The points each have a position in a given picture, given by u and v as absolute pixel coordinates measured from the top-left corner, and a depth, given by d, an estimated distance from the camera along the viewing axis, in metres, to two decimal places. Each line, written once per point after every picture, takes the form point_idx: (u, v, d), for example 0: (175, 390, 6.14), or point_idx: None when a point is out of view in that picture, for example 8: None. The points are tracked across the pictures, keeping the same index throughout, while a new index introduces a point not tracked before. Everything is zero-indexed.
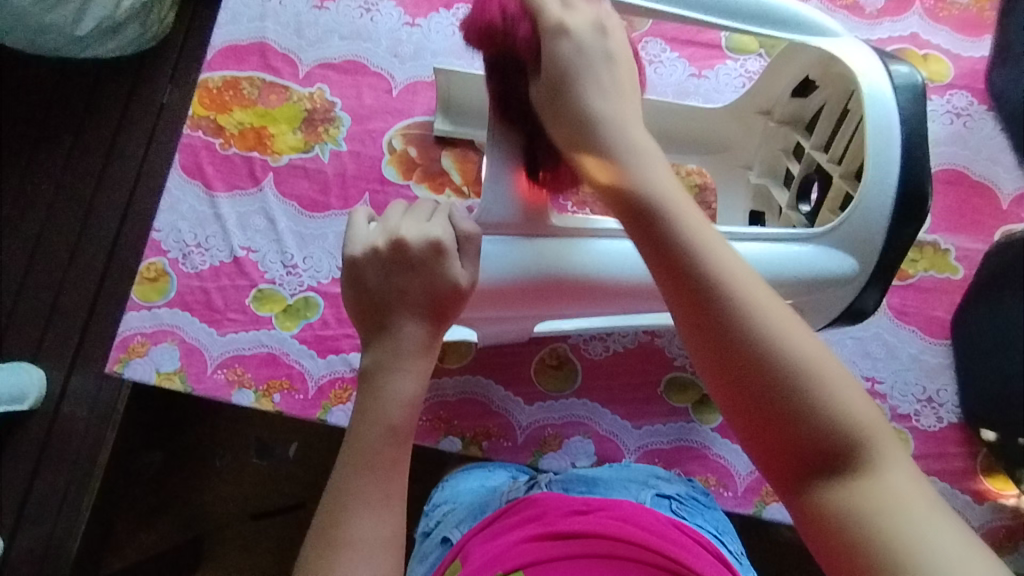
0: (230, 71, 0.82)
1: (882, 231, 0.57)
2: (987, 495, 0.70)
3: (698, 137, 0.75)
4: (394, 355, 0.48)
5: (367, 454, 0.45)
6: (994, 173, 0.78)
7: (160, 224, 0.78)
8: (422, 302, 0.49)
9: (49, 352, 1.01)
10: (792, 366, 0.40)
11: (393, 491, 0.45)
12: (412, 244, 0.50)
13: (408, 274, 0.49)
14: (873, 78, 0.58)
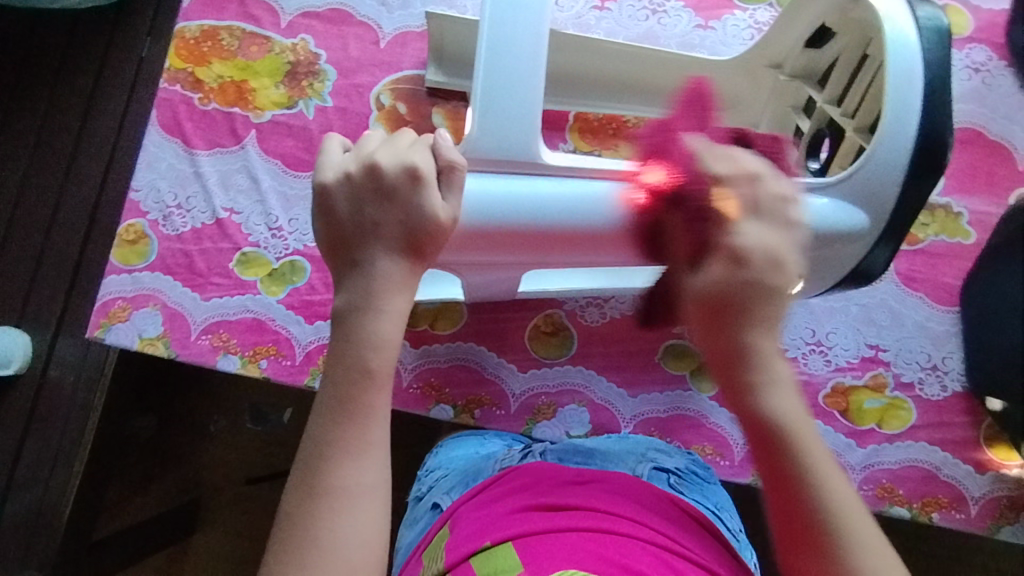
0: (207, 20, 0.78)
1: (896, 184, 0.54)
2: (989, 465, 0.69)
3: (704, 93, 0.71)
4: (366, 294, 0.45)
5: (346, 399, 0.44)
6: (1012, 133, 0.75)
7: (138, 184, 0.75)
8: (397, 236, 0.46)
9: (34, 316, 0.99)
10: (779, 424, 0.45)
11: (371, 439, 0.44)
12: (388, 173, 0.46)
13: (382, 206, 0.46)
14: (896, 20, 0.54)
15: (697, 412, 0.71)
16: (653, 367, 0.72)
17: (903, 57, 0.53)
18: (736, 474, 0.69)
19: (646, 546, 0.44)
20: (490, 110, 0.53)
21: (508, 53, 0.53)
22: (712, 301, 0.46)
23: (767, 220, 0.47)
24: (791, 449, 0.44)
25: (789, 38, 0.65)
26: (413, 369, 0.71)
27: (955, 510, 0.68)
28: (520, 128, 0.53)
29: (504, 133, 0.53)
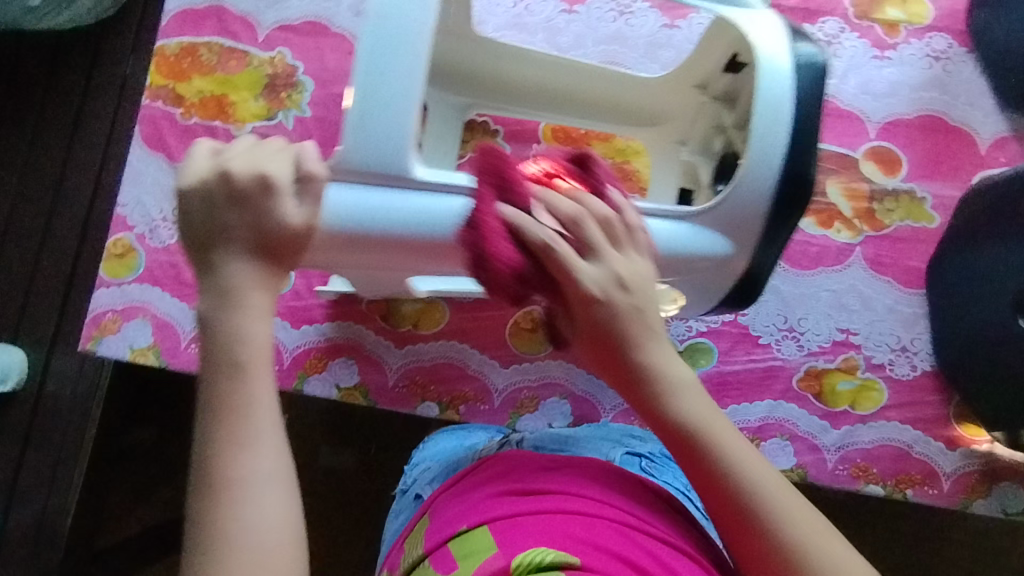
0: (187, 37, 0.80)
1: (760, 214, 0.56)
2: (960, 441, 0.71)
3: (640, 109, 0.73)
4: (229, 298, 0.42)
5: (223, 399, 0.40)
6: (973, 118, 0.77)
7: (124, 199, 0.77)
8: (252, 242, 0.43)
9: (29, 333, 1.01)
10: (687, 426, 0.44)
11: (262, 426, 0.40)
12: (245, 173, 0.43)
13: (233, 208, 0.42)
14: (773, 53, 0.55)
15: None
16: None
17: (775, 91, 0.55)
18: None
19: (612, 525, 0.46)
20: (363, 122, 0.50)
21: (385, 65, 0.50)
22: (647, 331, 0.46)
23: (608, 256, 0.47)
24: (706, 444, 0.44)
25: (708, 61, 0.66)
26: (398, 368, 0.74)
27: (928, 486, 0.70)
28: (391, 142, 0.50)
29: (378, 147, 0.50)
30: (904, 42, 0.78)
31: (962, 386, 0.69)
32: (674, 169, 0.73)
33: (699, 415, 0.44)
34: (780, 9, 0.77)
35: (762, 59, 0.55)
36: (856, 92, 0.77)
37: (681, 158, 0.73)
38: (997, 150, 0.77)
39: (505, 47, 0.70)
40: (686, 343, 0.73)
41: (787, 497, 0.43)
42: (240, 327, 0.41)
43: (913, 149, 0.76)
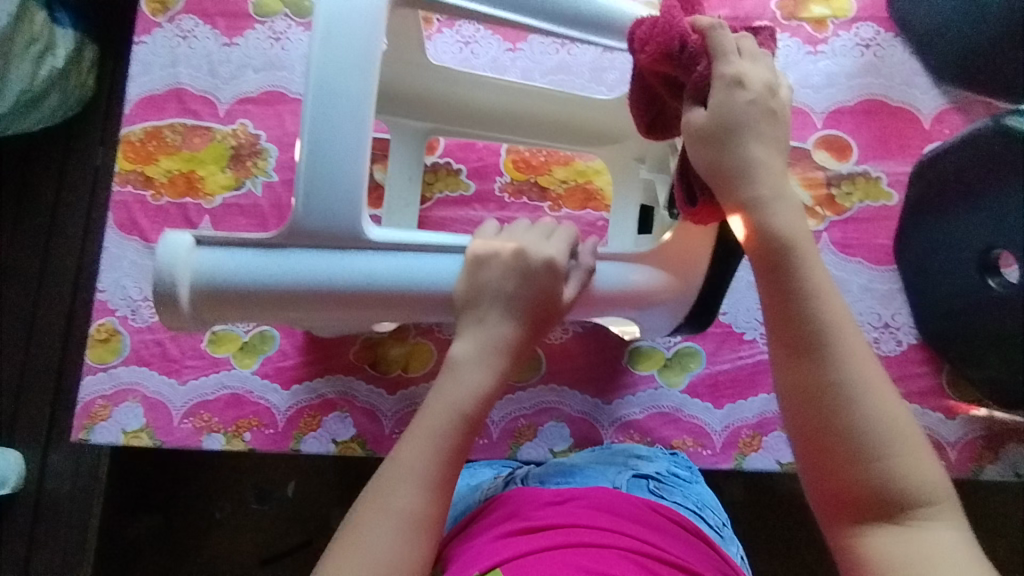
0: (150, 122, 0.82)
1: None
2: (958, 409, 0.71)
3: (591, 129, 0.75)
4: (485, 355, 0.54)
5: (434, 441, 0.51)
6: (912, 96, 0.80)
7: (104, 284, 0.78)
8: (537, 302, 0.55)
9: (24, 432, 1.01)
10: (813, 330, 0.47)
11: (420, 468, 0.50)
12: (527, 248, 0.56)
13: (501, 278, 0.55)
14: None
15: (672, 406, 0.73)
16: (621, 372, 0.74)
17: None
18: (720, 461, 0.71)
19: (624, 552, 0.45)
20: (315, 191, 0.52)
21: (332, 130, 0.51)
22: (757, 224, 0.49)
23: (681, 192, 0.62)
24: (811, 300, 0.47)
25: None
26: (394, 414, 0.75)
27: (934, 458, 0.70)
28: (345, 207, 0.52)
29: (335, 219, 0.52)
30: (834, 35, 0.81)
31: (948, 354, 0.70)
32: (635, 187, 0.74)
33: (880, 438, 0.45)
34: (711, 22, 0.81)
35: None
36: (797, 87, 0.80)
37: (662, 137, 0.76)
38: (940, 123, 0.80)
39: (458, 74, 0.71)
40: (673, 348, 0.74)
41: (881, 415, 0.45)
42: (470, 376, 0.53)
43: (860, 134, 0.79)
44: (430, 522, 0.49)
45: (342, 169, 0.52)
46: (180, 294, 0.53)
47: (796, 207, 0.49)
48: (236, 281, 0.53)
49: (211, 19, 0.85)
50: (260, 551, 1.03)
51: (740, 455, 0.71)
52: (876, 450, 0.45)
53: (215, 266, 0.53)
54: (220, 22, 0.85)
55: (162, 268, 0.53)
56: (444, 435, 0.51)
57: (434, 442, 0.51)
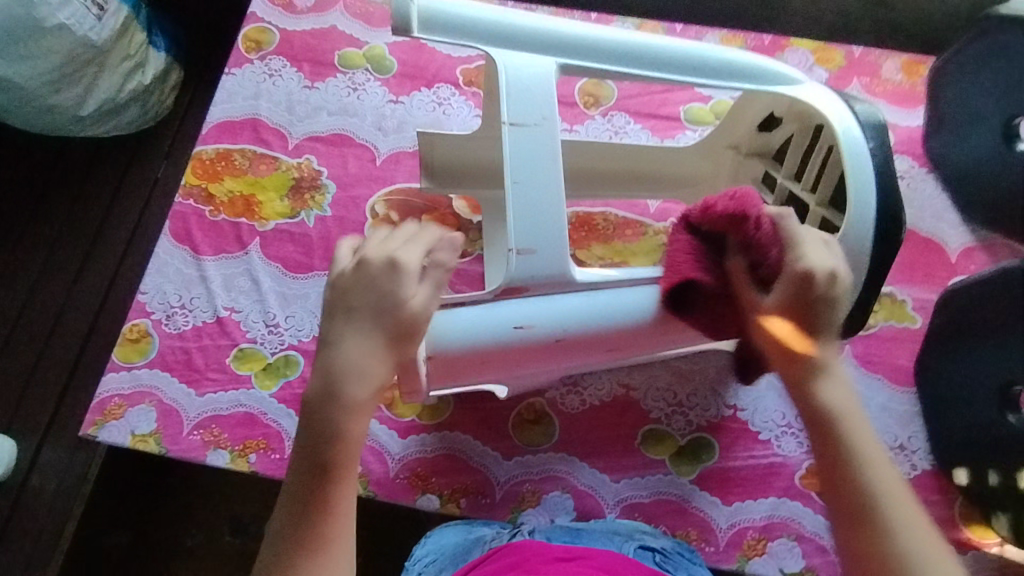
0: (223, 144, 0.88)
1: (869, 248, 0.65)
2: (969, 544, 0.70)
3: (676, 176, 0.84)
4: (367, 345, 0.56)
5: (304, 474, 0.55)
6: (941, 230, 0.84)
7: (146, 286, 0.80)
8: (384, 334, 0.57)
9: (23, 422, 1.01)
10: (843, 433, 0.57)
11: (313, 493, 0.54)
12: (355, 296, 0.57)
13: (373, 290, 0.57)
14: (843, 121, 0.67)
15: (679, 495, 0.72)
16: (633, 453, 0.74)
17: (857, 146, 0.66)
18: (721, 560, 0.70)
19: None
20: (520, 171, 0.62)
21: (531, 135, 0.62)
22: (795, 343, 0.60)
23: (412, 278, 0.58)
24: (854, 466, 0.56)
25: (741, 126, 0.81)
26: (401, 458, 0.73)
27: None
28: (546, 187, 0.62)
29: (540, 193, 0.62)
30: None
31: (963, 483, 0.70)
32: None
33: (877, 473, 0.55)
34: None
35: (842, 134, 0.66)
36: None
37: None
38: (966, 259, 0.83)
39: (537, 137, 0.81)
40: (688, 437, 0.74)
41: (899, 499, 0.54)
42: (348, 396, 0.56)
43: None
44: (326, 537, 0.54)
45: (540, 162, 0.62)
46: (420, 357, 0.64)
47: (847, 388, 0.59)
48: (460, 342, 0.63)
49: (298, 63, 0.92)
50: None
51: (743, 557, 0.70)
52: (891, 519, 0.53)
53: (442, 327, 0.63)
54: (306, 67, 0.92)
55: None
56: (323, 456, 0.55)
57: (310, 478, 0.55)
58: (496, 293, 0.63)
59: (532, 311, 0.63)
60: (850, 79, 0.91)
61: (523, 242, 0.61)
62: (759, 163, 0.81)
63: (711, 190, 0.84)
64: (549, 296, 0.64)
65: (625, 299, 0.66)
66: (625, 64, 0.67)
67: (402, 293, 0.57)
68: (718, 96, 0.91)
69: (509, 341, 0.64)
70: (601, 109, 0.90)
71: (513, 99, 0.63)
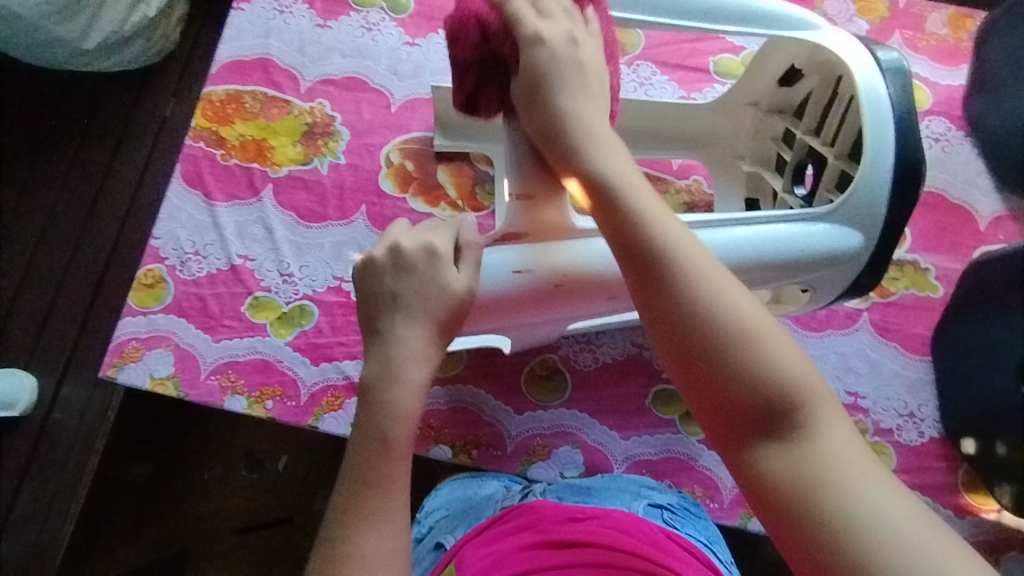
0: (234, 85, 0.85)
1: (883, 203, 0.62)
2: (968, 509, 0.72)
3: (700, 134, 0.82)
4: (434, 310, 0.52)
5: (361, 462, 0.48)
6: (972, 196, 0.81)
7: (159, 231, 0.80)
8: (436, 313, 0.53)
9: (41, 358, 1.02)
10: (728, 316, 0.44)
11: (388, 480, 0.47)
12: (403, 287, 0.53)
13: (433, 276, 0.53)
14: (868, 74, 0.63)
15: (686, 454, 0.73)
16: (643, 412, 0.75)
17: (877, 101, 0.62)
18: (725, 516, 0.72)
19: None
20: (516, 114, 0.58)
21: None
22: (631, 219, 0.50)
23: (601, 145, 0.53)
24: (726, 340, 0.43)
25: (760, 81, 0.76)
26: None
27: None
28: None
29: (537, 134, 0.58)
30: None
31: (970, 452, 0.71)
32: (738, 180, 0.81)
33: (751, 340, 0.43)
34: None
35: (863, 87, 0.62)
36: None
37: (743, 171, 0.81)
38: (996, 228, 0.81)
39: None
40: None
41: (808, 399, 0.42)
42: (406, 376, 0.50)
43: (918, 223, 0.80)
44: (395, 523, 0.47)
45: None
46: None
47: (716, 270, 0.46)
48: None
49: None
50: (239, 520, 1.01)
51: (746, 514, 0.72)
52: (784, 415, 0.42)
53: None
54: (318, 5, 0.88)
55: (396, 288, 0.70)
56: (393, 437, 0.49)
57: (375, 465, 0.48)
58: (492, 239, 0.59)
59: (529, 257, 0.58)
60: (890, 33, 0.86)
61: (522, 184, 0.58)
62: (778, 120, 0.77)
63: (732, 149, 0.81)
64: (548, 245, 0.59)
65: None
66: (652, 13, 0.65)
67: (450, 277, 0.53)
68: (750, 47, 0.87)
69: (504, 285, 0.57)
70: (625, 58, 0.86)
71: None
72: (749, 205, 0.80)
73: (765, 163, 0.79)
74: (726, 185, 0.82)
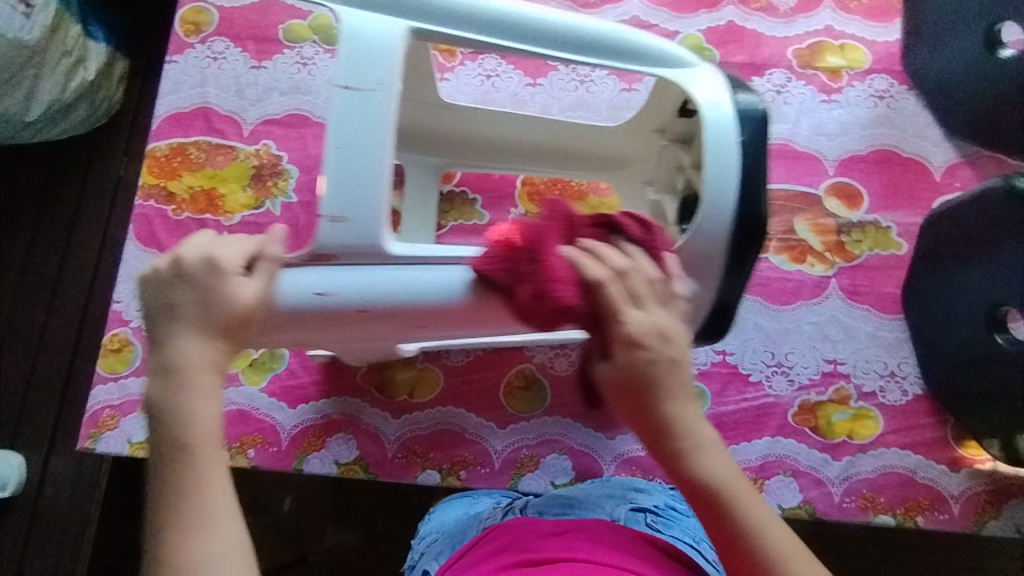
0: (177, 138, 0.84)
1: (724, 244, 0.61)
2: (961, 462, 0.71)
3: (604, 155, 0.79)
4: (217, 325, 0.46)
5: (171, 472, 0.42)
6: (923, 148, 0.81)
7: (120, 295, 0.79)
8: (219, 326, 0.46)
9: (26, 436, 1.01)
10: (710, 486, 0.47)
11: (207, 487, 0.42)
12: (182, 302, 0.46)
13: (209, 293, 0.47)
14: (715, 104, 0.61)
15: None
16: None
17: (722, 131, 0.61)
18: None
19: None
20: (345, 140, 0.53)
21: (364, 96, 0.53)
22: (623, 374, 0.48)
23: (648, 304, 0.50)
24: (734, 519, 0.46)
25: (664, 107, 0.74)
26: (397, 438, 0.74)
27: (937, 511, 0.70)
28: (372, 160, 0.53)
29: (360, 170, 0.53)
30: (848, 85, 0.83)
31: (955, 405, 0.71)
32: (643, 207, 0.78)
33: (716, 466, 0.47)
34: (728, 66, 0.83)
35: (706, 114, 0.61)
36: (811, 135, 0.81)
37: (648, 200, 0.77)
38: (951, 176, 0.81)
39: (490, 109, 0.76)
40: None
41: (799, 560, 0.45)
42: (190, 395, 0.44)
43: (873, 182, 0.80)
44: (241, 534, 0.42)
45: (371, 137, 0.53)
46: None
47: (718, 448, 0.48)
48: None
49: (242, 42, 0.88)
50: None
51: None
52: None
53: None
54: (250, 46, 0.87)
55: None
56: (205, 456, 0.43)
57: (183, 483, 0.42)
58: (302, 259, 0.54)
59: (338, 280, 0.55)
60: None
61: (334, 207, 0.53)
62: (680, 150, 0.73)
63: (641, 173, 0.78)
64: (360, 266, 0.55)
65: (440, 276, 0.56)
66: (510, 37, 0.59)
67: (231, 290, 0.47)
68: (685, 30, 0.85)
69: (304, 310, 0.55)
70: (564, 57, 0.86)
71: (348, 52, 0.54)
72: None
73: (668, 189, 0.75)
74: (636, 211, 0.78)
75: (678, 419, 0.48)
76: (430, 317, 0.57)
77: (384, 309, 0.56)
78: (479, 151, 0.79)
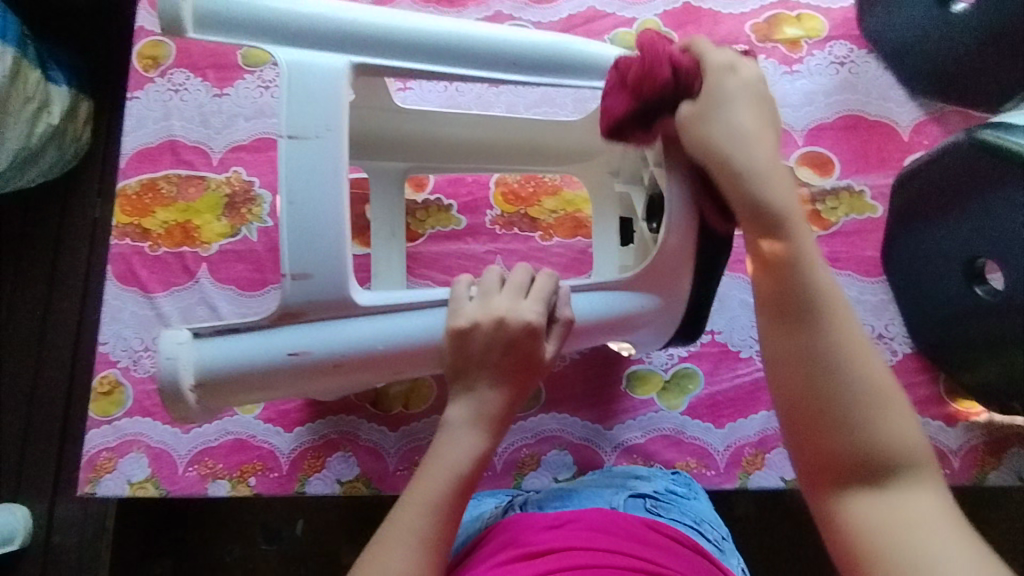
0: (146, 174, 0.84)
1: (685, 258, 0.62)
2: (957, 416, 0.72)
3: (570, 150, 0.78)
4: (501, 372, 0.55)
5: (440, 500, 0.51)
6: (888, 110, 0.82)
7: (105, 336, 0.79)
8: (505, 369, 0.55)
9: (30, 487, 1.01)
10: (823, 350, 0.49)
11: (435, 513, 0.50)
12: (478, 351, 0.55)
13: (488, 348, 0.55)
14: None
15: (672, 428, 0.73)
16: (621, 398, 0.75)
17: None
18: (724, 481, 0.72)
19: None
20: (294, 162, 0.53)
21: (313, 103, 0.54)
22: (754, 213, 0.54)
23: (770, 146, 0.55)
24: (839, 374, 0.48)
25: None
26: (397, 451, 0.75)
27: (938, 467, 0.71)
28: (326, 199, 0.53)
29: (314, 205, 0.53)
30: (808, 54, 0.83)
31: (944, 361, 0.71)
32: (611, 201, 0.78)
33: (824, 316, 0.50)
34: None
35: None
36: (776, 108, 0.82)
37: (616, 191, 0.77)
38: (918, 135, 0.81)
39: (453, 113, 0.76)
40: (671, 370, 0.75)
41: (887, 431, 0.47)
42: (459, 435, 0.54)
43: (843, 148, 0.80)
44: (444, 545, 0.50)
45: (320, 158, 0.53)
46: (187, 392, 0.55)
47: (837, 315, 0.51)
48: (229, 372, 0.55)
49: (202, 71, 0.87)
50: None
51: (744, 473, 0.72)
52: (863, 449, 0.47)
53: (210, 360, 0.55)
54: (211, 74, 0.87)
55: (164, 375, 0.54)
56: (437, 497, 0.51)
57: (430, 500, 0.51)
58: (270, 319, 0.55)
59: (310, 337, 0.55)
60: None
61: (295, 263, 0.53)
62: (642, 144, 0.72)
63: (608, 163, 0.78)
64: (331, 321, 0.56)
65: (412, 322, 0.57)
66: (456, 63, 0.59)
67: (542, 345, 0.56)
68: (642, 16, 0.85)
69: (281, 369, 0.55)
70: None
71: (292, 78, 0.54)
72: (625, 224, 0.77)
73: (633, 177, 0.75)
74: (603, 202, 0.78)
75: (805, 280, 0.51)
76: (409, 361, 0.58)
77: (364, 360, 0.57)
78: (449, 156, 0.79)
